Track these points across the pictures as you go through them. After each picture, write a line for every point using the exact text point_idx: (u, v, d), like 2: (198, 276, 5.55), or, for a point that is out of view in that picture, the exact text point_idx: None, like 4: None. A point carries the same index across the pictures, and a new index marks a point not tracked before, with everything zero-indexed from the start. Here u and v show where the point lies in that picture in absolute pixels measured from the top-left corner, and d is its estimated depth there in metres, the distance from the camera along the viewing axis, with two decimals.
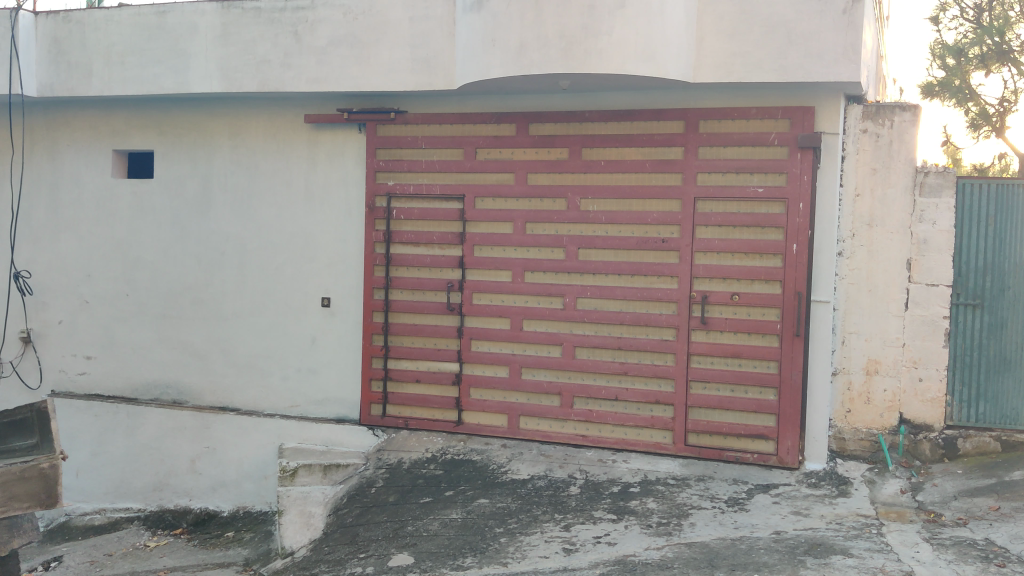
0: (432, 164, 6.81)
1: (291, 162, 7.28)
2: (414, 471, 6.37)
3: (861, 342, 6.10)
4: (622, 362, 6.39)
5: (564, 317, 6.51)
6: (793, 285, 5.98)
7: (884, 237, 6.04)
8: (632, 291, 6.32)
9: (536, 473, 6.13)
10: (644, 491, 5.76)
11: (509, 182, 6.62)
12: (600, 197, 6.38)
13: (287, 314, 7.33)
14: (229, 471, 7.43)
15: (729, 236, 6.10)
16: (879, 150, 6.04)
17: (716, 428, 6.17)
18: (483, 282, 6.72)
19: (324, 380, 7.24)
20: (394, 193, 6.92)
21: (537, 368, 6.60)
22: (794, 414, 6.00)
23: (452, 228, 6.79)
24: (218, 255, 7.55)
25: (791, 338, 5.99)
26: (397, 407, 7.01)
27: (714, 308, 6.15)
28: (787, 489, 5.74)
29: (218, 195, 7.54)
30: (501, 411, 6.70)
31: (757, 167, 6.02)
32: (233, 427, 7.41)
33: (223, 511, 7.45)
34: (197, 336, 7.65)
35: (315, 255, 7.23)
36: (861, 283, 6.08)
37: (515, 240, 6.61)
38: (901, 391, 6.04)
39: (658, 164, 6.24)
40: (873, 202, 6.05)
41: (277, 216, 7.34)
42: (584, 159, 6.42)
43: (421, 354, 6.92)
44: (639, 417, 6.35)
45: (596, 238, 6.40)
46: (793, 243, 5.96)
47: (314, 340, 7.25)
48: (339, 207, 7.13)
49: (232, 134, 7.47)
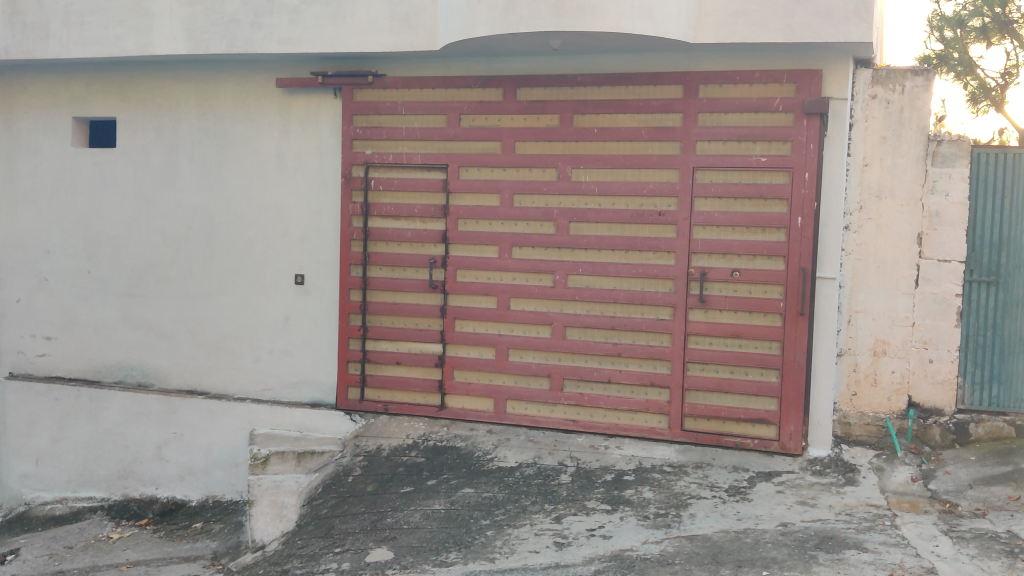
0: (413, 132, 6.39)
1: (262, 130, 6.83)
2: (394, 459, 5.98)
3: (868, 322, 5.75)
4: (615, 343, 6.02)
5: (555, 295, 6.13)
6: (797, 260, 5.61)
7: (893, 210, 5.69)
8: (626, 268, 5.95)
9: (524, 460, 5.76)
10: (639, 480, 5.40)
11: (496, 151, 6.22)
12: (593, 166, 5.99)
13: (259, 292, 6.91)
14: (197, 459, 7.01)
15: (730, 208, 5.73)
16: (890, 117, 5.68)
17: (715, 412, 5.81)
18: (467, 258, 6.32)
19: (299, 362, 6.83)
20: (373, 162, 6.49)
21: (525, 349, 6.23)
22: (798, 397, 5.65)
23: (435, 200, 6.38)
24: (185, 229, 7.11)
25: (795, 318, 5.64)
26: (375, 390, 6.61)
27: (713, 286, 5.78)
28: (791, 477, 5.40)
29: (185, 166, 7.09)
30: (486, 395, 6.33)
31: (760, 135, 5.66)
32: (202, 412, 6.99)
33: (191, 500, 7.04)
34: (164, 316, 7.21)
35: (288, 228, 6.80)
36: (869, 259, 5.73)
37: (502, 213, 6.21)
38: (910, 372, 5.71)
39: (655, 132, 5.86)
40: (882, 172, 5.70)
41: (248, 188, 6.90)
42: (575, 126, 6.03)
43: (402, 334, 6.52)
44: (633, 400, 5.99)
45: (588, 211, 6.01)
46: (798, 216, 5.60)
47: (288, 319, 6.83)
48: (313, 178, 6.70)
49: (199, 100, 7.00)
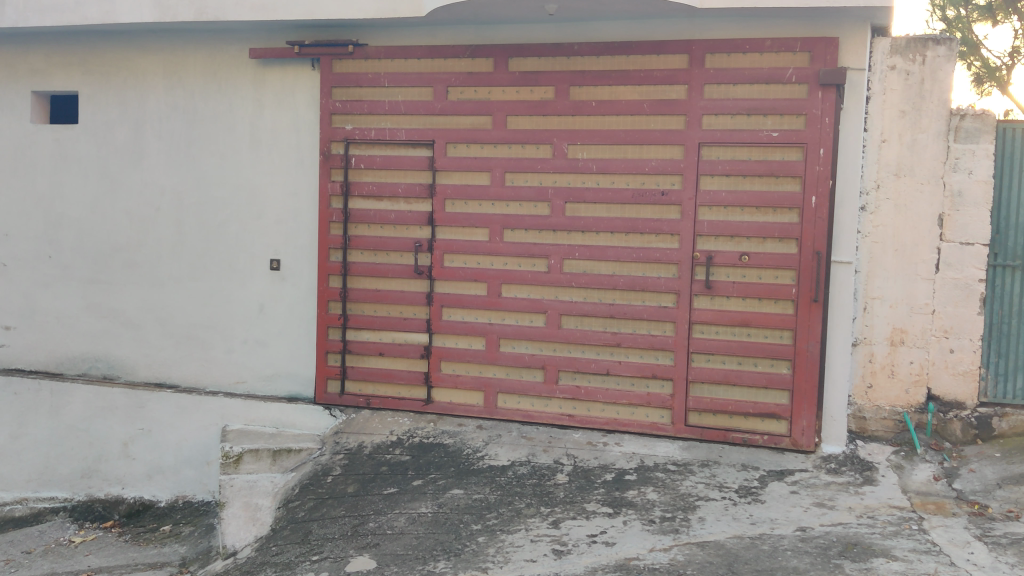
0: (396, 106, 5.95)
1: (235, 105, 6.37)
2: (377, 457, 5.56)
3: (885, 309, 5.35)
4: (615, 332, 5.61)
5: (549, 282, 5.71)
6: (811, 243, 5.23)
7: (912, 188, 5.29)
8: (626, 252, 5.54)
9: (517, 459, 5.35)
10: (642, 479, 5.00)
11: (485, 126, 5.79)
12: (590, 142, 5.58)
13: (232, 278, 6.46)
14: (166, 456, 6.54)
15: (738, 187, 5.33)
16: (910, 89, 5.27)
17: (721, 406, 5.43)
18: (455, 242, 5.90)
19: (275, 353, 6.39)
20: (353, 139, 6.04)
21: (518, 339, 5.82)
22: (811, 390, 5.28)
23: (420, 179, 5.94)
24: (153, 211, 6.64)
25: (807, 305, 5.26)
26: (357, 383, 6.18)
27: (720, 271, 5.39)
28: (804, 476, 5.02)
29: (152, 143, 6.61)
30: (476, 388, 5.92)
31: (771, 108, 5.26)
32: (172, 406, 6.53)
33: (160, 501, 6.58)
34: (130, 304, 6.74)
35: (263, 210, 6.35)
36: (887, 242, 5.34)
37: (493, 193, 5.79)
38: (930, 363, 5.32)
39: (657, 105, 5.45)
40: (901, 148, 5.29)
41: (219, 166, 6.44)
42: (572, 99, 5.61)
43: (385, 323, 6.10)
44: (634, 394, 5.59)
45: (586, 190, 5.60)
46: (811, 195, 5.21)
47: (263, 307, 6.38)
48: (289, 155, 6.25)
49: (167, 73, 6.53)
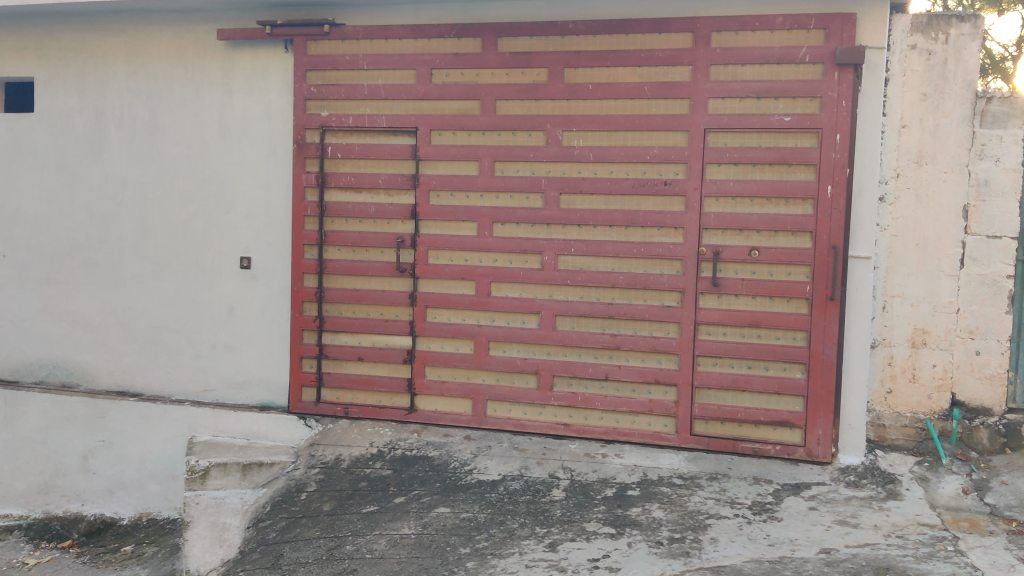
0: (376, 90, 5.50)
1: (202, 90, 5.91)
2: (355, 472, 5.11)
3: (906, 308, 4.95)
4: (614, 334, 5.19)
5: (543, 280, 5.29)
6: (826, 236, 4.82)
7: (934, 177, 4.90)
8: (626, 247, 5.12)
9: (509, 473, 4.91)
10: (645, 495, 4.57)
11: (473, 111, 5.35)
12: (587, 129, 5.15)
13: (200, 278, 5.99)
14: (129, 471, 6.04)
15: (747, 176, 4.92)
16: (931, 70, 4.87)
17: (730, 414, 5.00)
18: (440, 237, 5.45)
19: (246, 358, 5.92)
20: (330, 126, 5.59)
21: (508, 343, 5.38)
22: (827, 396, 4.87)
23: (402, 169, 5.50)
24: (114, 206, 6.16)
25: (824, 304, 4.85)
26: (334, 391, 5.73)
27: (728, 267, 4.98)
28: (822, 490, 4.60)
29: (113, 133, 6.13)
30: (464, 395, 5.48)
31: (783, 90, 4.85)
32: (134, 416, 6.04)
33: (122, 518, 6.09)
34: (90, 306, 6.25)
35: (232, 204, 5.88)
36: (908, 236, 4.93)
37: (481, 184, 5.35)
38: (954, 366, 4.92)
39: (660, 87, 5.03)
40: (922, 134, 4.89)
41: (185, 157, 5.98)
42: (567, 82, 5.18)
43: (365, 326, 5.64)
44: (634, 401, 5.17)
45: (582, 181, 5.18)
46: (827, 184, 4.81)
47: (232, 309, 5.92)
48: (260, 145, 5.79)
49: (129, 56, 6.05)
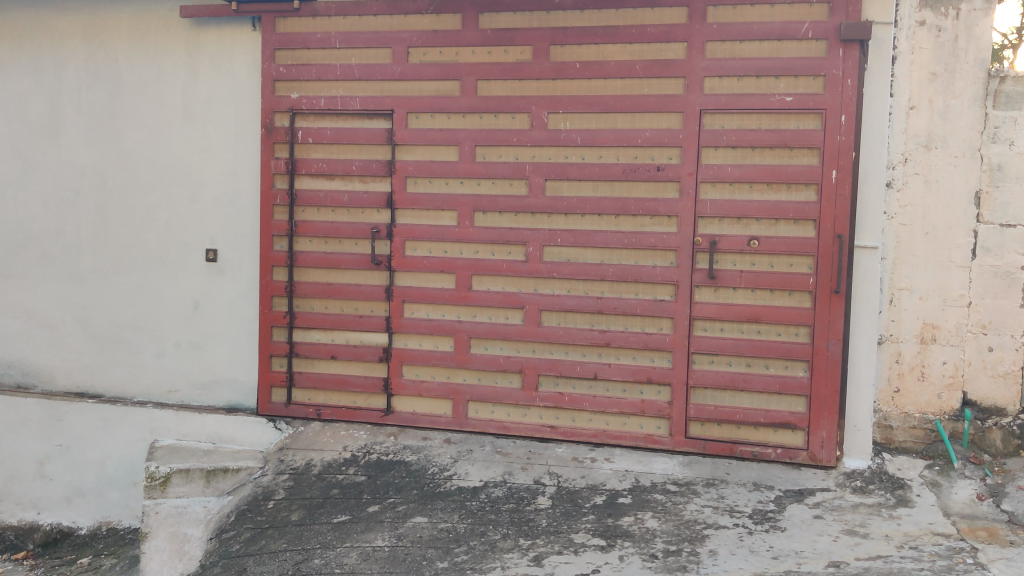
0: (349, 70, 5.16)
1: (164, 72, 5.54)
2: (327, 478, 4.76)
3: (914, 301, 4.61)
4: (604, 330, 4.86)
5: (528, 273, 4.95)
6: (830, 225, 4.51)
7: (944, 162, 4.55)
8: (616, 237, 4.79)
9: (491, 479, 4.58)
10: (638, 503, 4.25)
11: (453, 92, 5.01)
12: (574, 111, 4.82)
13: (163, 271, 5.62)
14: (87, 477, 5.65)
15: (746, 161, 4.60)
16: (941, 48, 4.51)
17: (728, 415, 4.69)
18: (418, 227, 5.11)
19: (213, 357, 5.56)
20: (300, 109, 5.24)
21: (490, 340, 5.05)
22: (832, 396, 4.56)
23: (376, 154, 5.15)
24: (72, 195, 5.78)
25: (828, 297, 4.54)
26: (306, 392, 5.38)
27: (725, 258, 4.66)
28: (827, 497, 4.29)
29: (71, 117, 5.75)
30: (444, 396, 5.14)
31: (784, 68, 4.53)
32: (94, 419, 5.65)
33: (80, 528, 5.71)
34: (47, 302, 5.86)
35: (197, 192, 5.52)
36: (916, 224, 4.59)
37: (462, 170, 5.01)
38: (965, 364, 4.60)
39: (652, 66, 4.70)
40: (930, 116, 4.53)
41: (147, 143, 5.60)
42: (553, 61, 4.84)
43: (338, 322, 5.29)
44: (625, 401, 4.84)
45: (569, 166, 4.85)
46: (831, 169, 4.50)
47: (198, 305, 5.56)
48: (226, 129, 5.43)
49: (88, 36, 5.67)
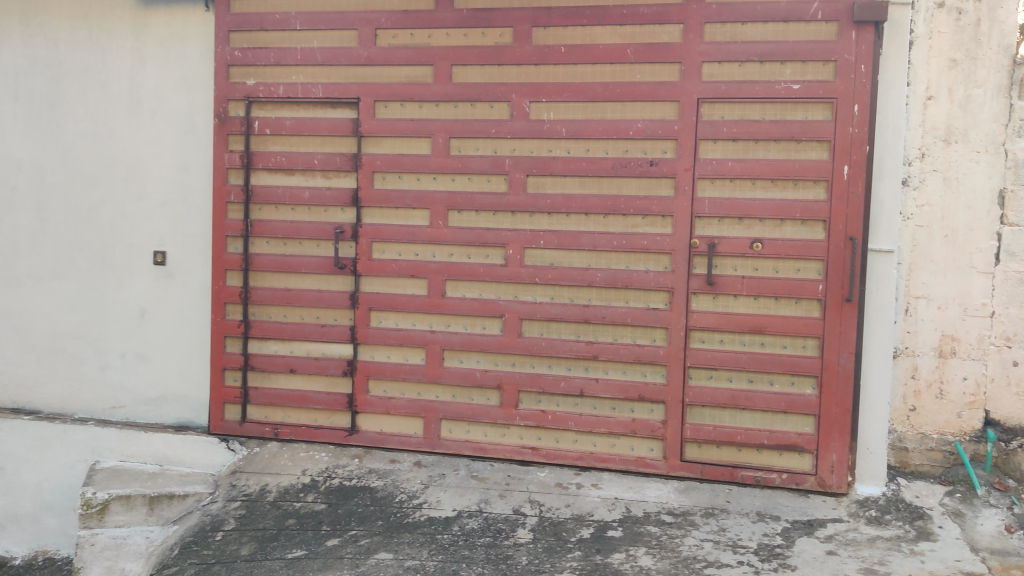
0: (311, 55, 4.68)
1: (108, 56, 5.02)
2: (282, 506, 4.27)
3: (932, 311, 4.16)
4: (591, 342, 4.40)
5: (507, 278, 4.49)
6: (842, 226, 4.08)
7: (965, 158, 4.11)
8: (604, 239, 4.34)
9: (465, 508, 4.11)
10: (629, 537, 3.79)
11: (425, 79, 4.56)
12: (559, 100, 4.37)
13: (107, 276, 5.11)
14: (22, 502, 5.13)
15: (748, 155, 4.17)
16: (962, 32, 4.08)
17: (728, 437, 4.25)
18: (386, 227, 4.63)
19: (161, 370, 5.06)
20: (256, 97, 4.76)
21: (466, 352, 4.59)
22: (843, 416, 4.13)
23: (340, 147, 4.68)
24: (8, 192, 5.25)
25: (838, 305, 4.10)
26: (263, 409, 4.89)
27: (725, 262, 4.22)
28: (840, 529, 3.85)
29: (6, 106, 5.22)
30: (414, 414, 4.66)
31: (791, 52, 4.10)
32: (29, 438, 5.11)
33: (15, 558, 5.18)
34: None
35: (144, 189, 5.01)
36: (934, 226, 4.14)
37: (434, 164, 4.55)
38: (988, 380, 4.14)
39: (645, 50, 4.26)
40: (950, 107, 4.10)
41: (90, 134, 5.09)
42: (535, 44, 4.39)
43: (297, 332, 4.80)
44: (615, 421, 4.39)
45: (553, 160, 4.39)
46: (843, 164, 4.07)
47: (145, 313, 5.05)
48: (177, 120, 4.93)
49: (25, 17, 5.15)
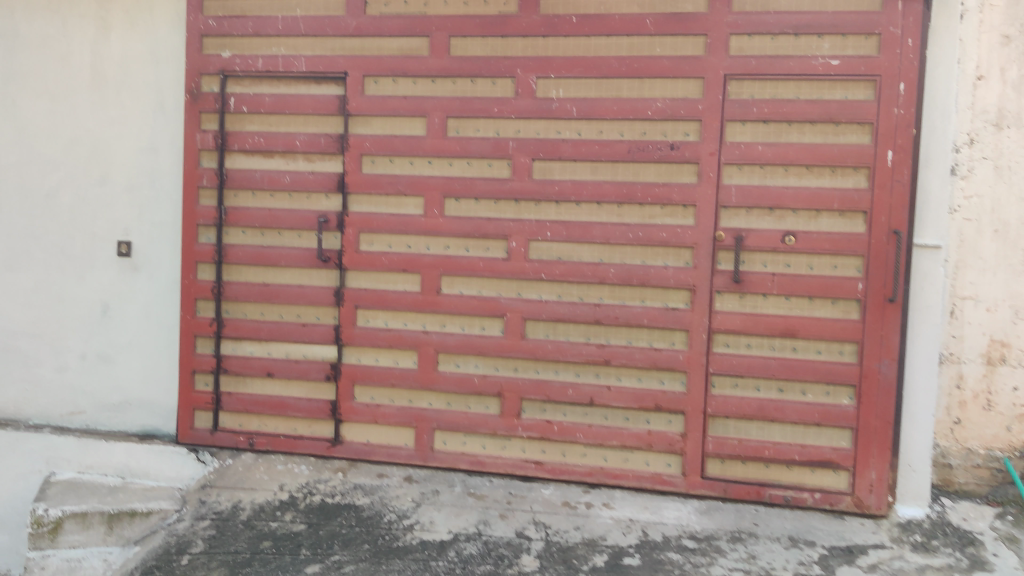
0: (294, 24, 4.23)
1: (70, 26, 4.54)
2: (256, 527, 3.81)
3: (980, 313, 3.73)
4: (603, 345, 3.97)
5: (510, 273, 4.05)
6: (885, 218, 3.67)
7: (1019, 145, 3.67)
8: (619, 231, 3.91)
9: (462, 531, 3.66)
10: (649, 566, 3.35)
11: (420, 52, 4.11)
12: (569, 76, 3.94)
13: (65, 268, 4.62)
14: None
15: (780, 138, 3.75)
16: (1016, 4, 3.65)
17: (755, 451, 3.84)
18: (376, 216, 4.19)
19: (125, 372, 4.58)
20: (233, 70, 4.31)
21: (463, 355, 4.15)
22: (884, 429, 3.72)
23: (326, 127, 4.23)
24: None
25: (879, 306, 3.69)
26: (237, 417, 4.46)
27: (753, 258, 3.81)
28: (884, 557, 3.43)
29: None
30: (405, 423, 4.22)
31: (829, 24, 3.69)
32: None
33: None
34: None
35: (108, 172, 4.53)
36: (983, 220, 3.70)
37: (430, 146, 4.10)
38: None
39: (665, 20, 3.84)
40: (1003, 88, 3.67)
41: (49, 112, 4.59)
42: (543, 13, 3.96)
43: (276, 332, 4.35)
44: (628, 433, 3.96)
45: (563, 143, 3.96)
46: (886, 149, 3.65)
47: (107, 309, 4.58)
48: (144, 96, 4.46)
49: None
